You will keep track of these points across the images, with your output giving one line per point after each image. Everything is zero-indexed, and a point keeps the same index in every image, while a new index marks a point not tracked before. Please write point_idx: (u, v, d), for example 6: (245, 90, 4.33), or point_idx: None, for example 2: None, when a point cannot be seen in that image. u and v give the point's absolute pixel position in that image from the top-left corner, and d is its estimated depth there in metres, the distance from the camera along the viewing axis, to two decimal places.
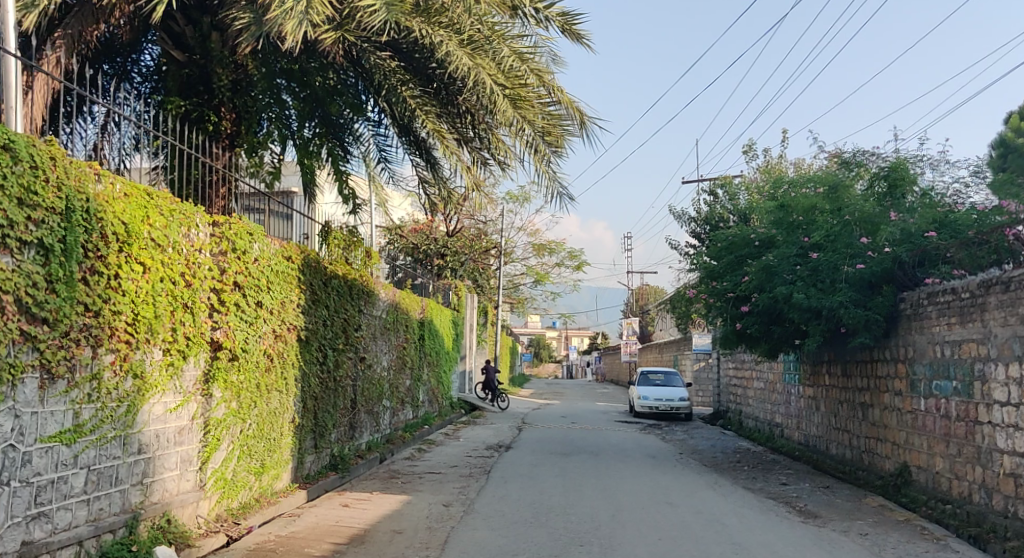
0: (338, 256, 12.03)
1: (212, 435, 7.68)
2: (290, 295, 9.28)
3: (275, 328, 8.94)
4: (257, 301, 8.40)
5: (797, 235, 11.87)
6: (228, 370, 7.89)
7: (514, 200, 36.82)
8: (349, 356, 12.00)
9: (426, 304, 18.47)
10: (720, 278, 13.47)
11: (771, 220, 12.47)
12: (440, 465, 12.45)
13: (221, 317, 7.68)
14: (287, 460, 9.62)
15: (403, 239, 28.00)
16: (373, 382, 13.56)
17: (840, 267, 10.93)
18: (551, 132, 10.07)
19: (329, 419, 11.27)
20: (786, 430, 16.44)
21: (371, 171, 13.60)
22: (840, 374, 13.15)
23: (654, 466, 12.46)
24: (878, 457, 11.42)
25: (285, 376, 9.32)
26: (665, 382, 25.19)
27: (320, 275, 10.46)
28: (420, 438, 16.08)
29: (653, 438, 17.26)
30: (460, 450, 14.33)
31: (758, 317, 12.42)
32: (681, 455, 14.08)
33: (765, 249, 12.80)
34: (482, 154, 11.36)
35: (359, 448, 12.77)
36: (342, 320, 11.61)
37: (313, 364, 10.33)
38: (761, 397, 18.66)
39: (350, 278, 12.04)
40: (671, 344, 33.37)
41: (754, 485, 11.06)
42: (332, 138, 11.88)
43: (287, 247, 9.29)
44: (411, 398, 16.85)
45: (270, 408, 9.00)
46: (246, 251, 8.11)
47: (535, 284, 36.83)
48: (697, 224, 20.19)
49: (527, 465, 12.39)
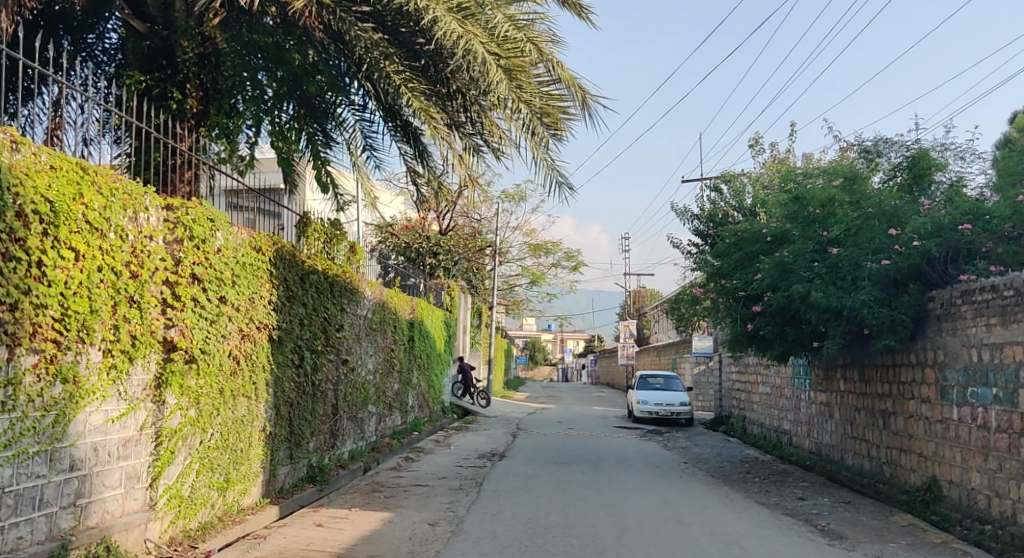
0: (319, 250, 11.13)
1: (165, 447, 6.76)
2: (260, 291, 8.37)
3: (242, 326, 8.03)
4: (220, 296, 7.49)
5: (814, 230, 11.02)
6: (184, 374, 6.99)
7: (510, 199, 35.91)
8: (329, 359, 11.11)
9: (416, 304, 17.58)
10: (729, 276, 12.62)
11: (785, 214, 11.62)
12: (428, 476, 11.56)
13: (175, 313, 6.78)
14: (257, 472, 8.72)
15: (394, 238, 27.01)
16: (357, 386, 12.67)
17: (862, 264, 10.08)
18: (550, 114, 9.31)
19: (307, 427, 10.38)
20: (795, 438, 15.58)
21: (355, 161, 12.68)
22: (857, 380, 12.29)
23: (659, 478, 11.59)
24: (901, 469, 10.58)
25: (254, 380, 8.42)
26: (665, 387, 24.31)
27: (296, 270, 9.57)
28: (409, 445, 15.20)
29: (654, 445, 16.40)
30: (451, 459, 13.44)
31: (771, 318, 11.54)
32: (686, 465, 13.22)
33: (778, 245, 11.95)
34: (475, 140, 10.61)
35: (341, 458, 11.88)
36: (322, 320, 10.71)
37: (287, 367, 9.43)
38: (767, 402, 17.81)
39: (330, 274, 11.12)
40: (670, 347, 32.52)
41: (769, 500, 10.21)
42: (309, 123, 10.98)
43: (256, 237, 8.38)
44: (399, 402, 15.96)
45: (236, 416, 8.09)
46: (207, 239, 7.21)
47: (530, 285, 35.92)
48: (700, 222, 19.33)
49: (523, 476, 11.50)
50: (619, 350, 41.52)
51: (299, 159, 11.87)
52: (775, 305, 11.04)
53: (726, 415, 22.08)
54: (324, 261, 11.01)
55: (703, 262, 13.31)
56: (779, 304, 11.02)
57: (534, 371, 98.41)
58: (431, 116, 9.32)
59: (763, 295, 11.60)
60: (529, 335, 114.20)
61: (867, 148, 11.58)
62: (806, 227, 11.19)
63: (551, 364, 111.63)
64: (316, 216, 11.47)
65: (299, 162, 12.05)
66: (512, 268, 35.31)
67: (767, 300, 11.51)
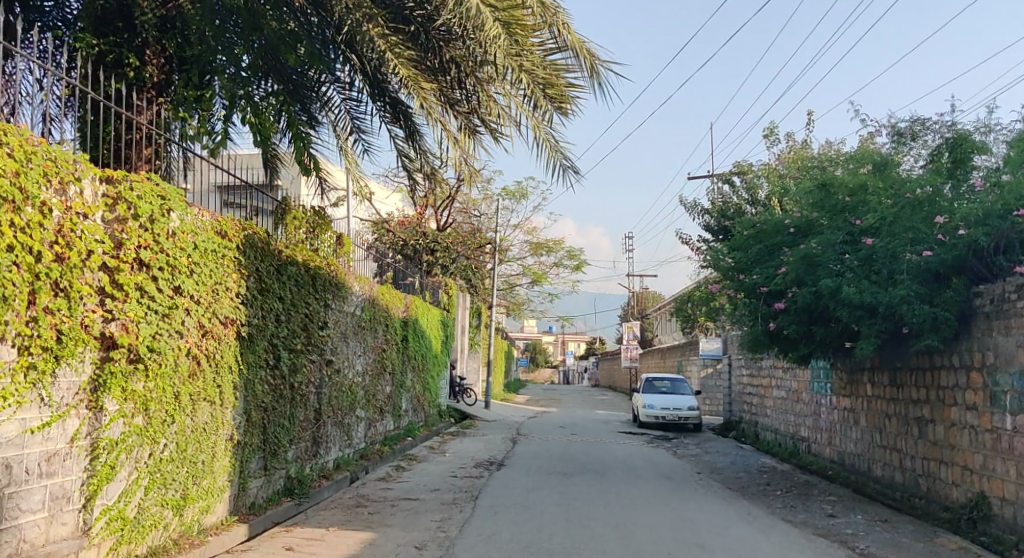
0: (301, 239, 10.11)
1: (102, 462, 5.77)
2: (224, 281, 7.38)
3: (202, 321, 7.03)
4: (174, 285, 6.50)
5: (844, 219, 10.03)
6: (128, 376, 6.00)
7: (510, 196, 34.92)
8: (311, 359, 10.13)
9: (411, 301, 16.55)
10: (747, 271, 11.62)
11: (809, 203, 10.64)
12: (420, 488, 10.57)
13: (116, 304, 5.78)
14: (224, 487, 7.74)
15: (390, 234, 25.93)
16: (344, 389, 11.67)
17: (900, 255, 9.09)
18: (553, 84, 8.38)
19: (285, 435, 9.39)
20: (814, 446, 14.57)
21: (341, 145, 11.64)
22: (888, 385, 11.29)
23: (672, 491, 10.59)
24: (941, 483, 9.60)
25: (219, 382, 7.44)
26: (672, 390, 23.31)
27: (270, 260, 8.57)
28: (401, 452, 14.21)
29: (664, 452, 15.39)
30: (445, 468, 12.43)
31: (796, 316, 10.52)
32: (700, 476, 12.23)
33: (802, 236, 10.94)
34: (472, 121, 9.74)
35: (325, 468, 10.91)
36: (301, 318, 9.72)
37: (259, 368, 8.43)
38: (781, 407, 16.84)
39: (313, 266, 10.14)
40: (675, 349, 31.47)
41: (796, 518, 9.23)
42: (290, 99, 9.96)
43: (219, 219, 7.38)
44: (392, 406, 14.96)
45: (196, 424, 7.10)
46: (159, 221, 6.22)
47: (532, 285, 34.90)
48: (710, 216, 18.34)
49: (523, 489, 10.51)
50: (621, 351, 40.47)
51: (278, 137, 10.91)
52: (800, 302, 10.04)
53: (736, 420, 21.07)
54: (307, 251, 10.00)
55: (719, 256, 12.31)
56: (805, 301, 10.01)
57: (535, 373, 97.32)
58: (420, 85, 8.39)
59: (786, 291, 10.60)
60: (530, 336, 113.14)
61: (899, 131, 10.55)
62: (834, 216, 10.19)
63: (553, 365, 110.56)
64: (297, 202, 10.45)
65: (279, 142, 11.06)
66: (512, 267, 34.27)
67: (791, 297, 10.50)
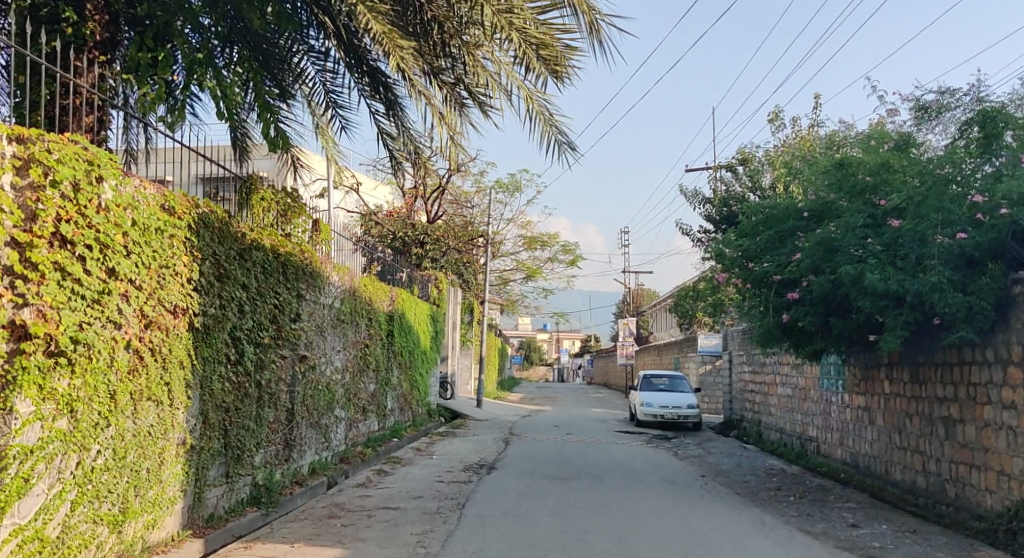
0: (270, 223, 9.22)
1: (14, 475, 4.88)
2: (171, 264, 6.50)
3: (143, 309, 6.14)
4: (108, 267, 5.61)
5: (865, 200, 9.16)
6: (46, 373, 5.10)
7: (504, 189, 34.06)
8: (280, 355, 9.26)
9: (397, 294, 15.63)
10: (756, 260, 10.75)
11: (825, 185, 9.78)
12: (401, 495, 9.70)
13: (29, 287, 4.89)
14: (175, 498, 6.85)
15: (379, 227, 25.00)
16: (320, 387, 10.77)
17: (929, 238, 8.23)
18: (546, 44, 7.54)
19: (251, 438, 8.50)
20: (825, 447, 13.73)
21: (316, 122, 10.69)
22: (909, 382, 10.44)
23: (676, 498, 9.72)
24: (973, 489, 8.76)
25: (167, 379, 6.55)
26: (670, 387, 22.50)
27: (230, 243, 7.69)
28: (385, 455, 13.32)
29: (664, 453, 14.53)
30: (430, 472, 11.55)
31: (812, 308, 9.63)
32: (705, 480, 11.38)
33: (817, 221, 10.08)
34: (458, 92, 8.96)
35: (299, 473, 10.03)
36: (269, 309, 8.85)
37: (218, 364, 7.55)
38: (787, 405, 16.02)
39: (283, 253, 9.26)
40: (673, 346, 30.61)
41: (815, 528, 8.39)
42: (256, 66, 9.00)
43: (164, 194, 6.50)
44: (376, 405, 14.07)
45: (139, 427, 6.22)
46: (86, 190, 5.33)
47: (526, 280, 34.01)
48: (712, 206, 17.52)
49: (514, 496, 9.64)
50: (617, 349, 39.61)
51: (245, 111, 10.00)
52: (817, 292, 9.18)
53: (738, 419, 20.23)
54: (277, 236, 9.11)
55: (725, 244, 11.46)
56: (822, 291, 9.15)
57: (529, 371, 96.34)
58: (397, 43, 7.56)
59: (800, 280, 9.73)
60: (525, 334, 112.07)
61: (924, 104, 9.62)
62: (853, 197, 9.33)
63: (548, 363, 109.67)
64: (267, 182, 9.57)
65: (247, 115, 10.12)
66: (506, 262, 33.37)
67: (805, 287, 9.64)
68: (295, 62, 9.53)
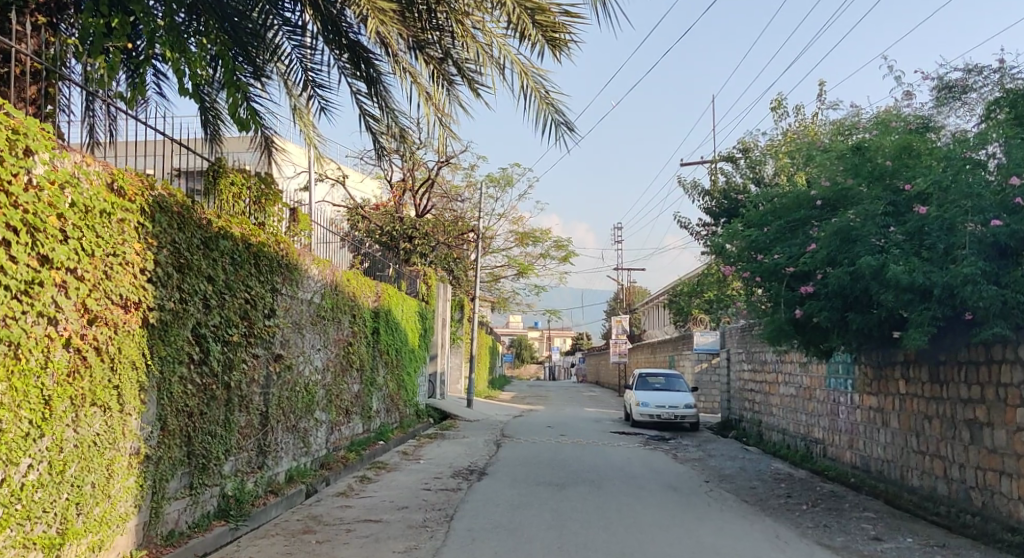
0: (242, 210, 8.48)
1: None
2: (120, 252, 5.76)
3: (86, 303, 5.41)
4: (40, 253, 4.87)
5: (887, 185, 8.51)
6: None
7: (495, 183, 33.34)
8: (251, 354, 8.52)
9: (383, 289, 14.88)
10: (766, 251, 10.07)
11: (842, 170, 9.10)
12: (385, 505, 8.97)
13: None
14: (127, 514, 6.11)
15: (366, 221, 24.22)
16: (298, 388, 10.04)
17: (960, 227, 7.56)
18: (542, 7, 6.85)
19: (218, 446, 7.76)
20: (832, 449, 13.07)
21: (292, 103, 9.92)
22: (927, 381, 9.77)
23: (682, 508, 9.03)
24: (1003, 499, 8.10)
25: (115, 382, 5.81)
26: (666, 386, 21.83)
27: (192, 230, 6.95)
28: (370, 459, 12.60)
29: (663, 456, 13.87)
30: (416, 478, 10.84)
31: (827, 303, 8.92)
32: (709, 486, 10.69)
33: (832, 209, 9.41)
34: (447, 67, 8.35)
35: (274, 481, 9.30)
36: (239, 304, 8.12)
37: (178, 364, 6.81)
38: (790, 405, 15.37)
39: (256, 244, 8.53)
40: (667, 343, 29.97)
41: (834, 542, 7.71)
42: (222, 38, 8.19)
43: (111, 172, 5.76)
44: (360, 407, 13.34)
45: (82, 437, 5.47)
46: (10, 162, 4.59)
47: (517, 277, 33.28)
48: (712, 197, 16.87)
49: (507, 506, 8.93)
50: (610, 347, 38.96)
51: (212, 88, 9.25)
52: (834, 286, 8.50)
53: (736, 418, 19.60)
54: (248, 225, 8.35)
55: (731, 235, 10.78)
56: (839, 285, 8.47)
57: (520, 369, 95.45)
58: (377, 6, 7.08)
59: (815, 273, 9.06)
60: (516, 332, 111.34)
61: (949, 82, 8.97)
62: (873, 182, 8.67)
63: (539, 361, 108.99)
64: (239, 166, 8.82)
65: (215, 91, 9.32)
66: (497, 258, 32.64)
67: (820, 279, 8.97)
68: (270, 37, 8.81)
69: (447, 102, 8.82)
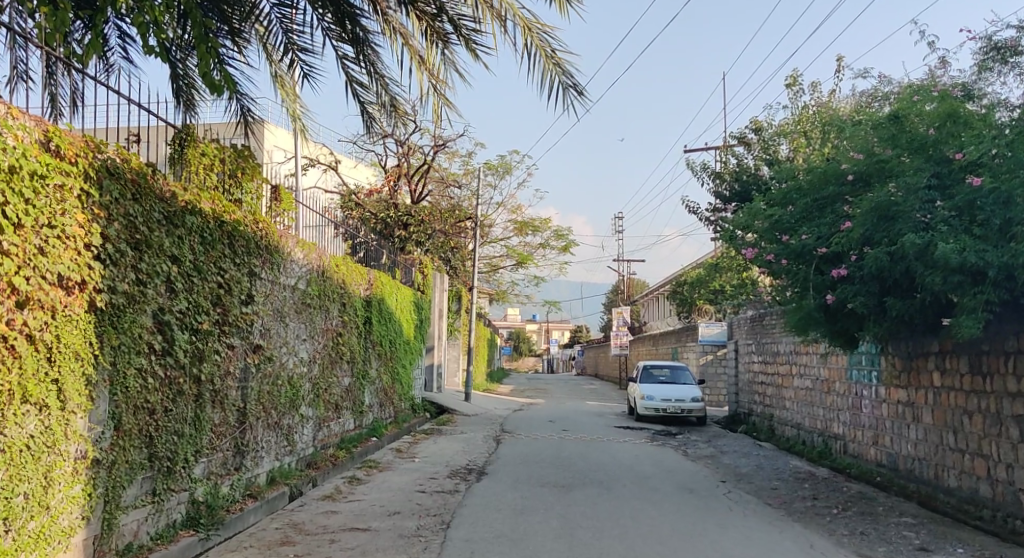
0: (215, 184, 7.62)
1: None
2: (58, 224, 4.96)
3: (13, 282, 4.61)
4: None
5: (931, 154, 7.64)
6: None
7: (494, 171, 32.48)
8: (225, 345, 7.67)
9: (375, 277, 14.03)
10: (791, 232, 9.23)
11: (878, 141, 8.26)
12: (375, 511, 8.16)
13: None
14: (71, 528, 5.30)
15: (360, 209, 23.38)
16: (281, 382, 9.20)
17: (1017, 199, 6.72)
18: None
19: (187, 447, 6.92)
20: (854, 446, 12.27)
21: (272, 70, 9.02)
22: (966, 373, 8.95)
23: (702, 514, 8.20)
24: None
25: (53, 376, 5.01)
26: (672, 379, 21.03)
27: (151, 202, 6.12)
28: (361, 457, 11.77)
29: (674, 453, 13.05)
30: (410, 479, 10.02)
31: (862, 287, 8.09)
32: (728, 486, 9.88)
33: (865, 185, 8.58)
34: (443, 24, 7.58)
35: (254, 484, 8.47)
36: (211, 289, 7.28)
37: (136, 355, 5.98)
38: (805, 398, 14.57)
39: (230, 223, 7.67)
40: (670, 335, 29.10)
41: (876, 553, 6.90)
42: None
43: (45, 130, 4.96)
44: (351, 401, 12.51)
45: (10, 440, 4.68)
46: None
47: (516, 267, 32.43)
48: (723, 180, 16.04)
49: (508, 511, 8.10)
50: (610, 340, 38.05)
51: (184, 52, 8.36)
52: (871, 267, 7.67)
53: (745, 413, 18.76)
54: (220, 200, 7.49)
55: (751, 216, 9.95)
56: (877, 266, 7.65)
57: (518, 362, 94.60)
58: None
59: (848, 254, 8.23)
60: (513, 325, 110.47)
61: (997, 43, 8.14)
62: (914, 152, 7.79)
63: (538, 355, 108.09)
64: (211, 137, 7.95)
65: (186, 55, 8.44)
66: (495, 248, 31.77)
67: (854, 261, 8.15)
68: None
69: (443, 68, 8.16)
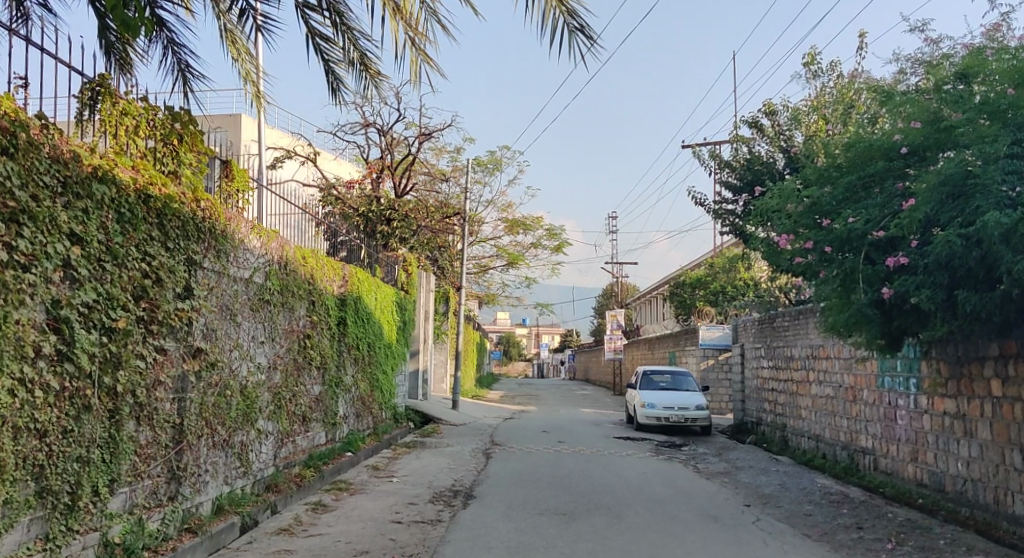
0: (140, 151, 6.23)
1: None
2: None
3: None
4: None
5: (1012, 117, 6.32)
6: None
7: (483, 167, 31.12)
8: (153, 349, 6.23)
9: (351, 273, 12.63)
10: (832, 215, 7.90)
11: (942, 105, 6.91)
12: (338, 550, 6.75)
13: None
14: None
15: (341, 203, 21.93)
16: (232, 393, 7.78)
17: None
18: None
19: (95, 476, 5.48)
20: (887, 461, 10.94)
21: (221, 22, 7.58)
22: None
23: (736, 551, 6.83)
24: None
25: None
26: (673, 385, 19.67)
27: (34, 160, 4.76)
28: (331, 476, 10.36)
29: (685, 470, 11.67)
30: (384, 505, 8.62)
31: (925, 279, 6.77)
32: (755, 512, 8.53)
33: (922, 159, 7.24)
34: None
35: (196, 515, 7.05)
36: (133, 278, 5.86)
37: (10, 358, 4.60)
38: (825, 407, 13.24)
39: (162, 200, 6.25)
40: (667, 338, 27.77)
41: None
42: None
43: None
44: (323, 411, 11.09)
45: None
46: None
47: (506, 267, 31.07)
48: (734, 169, 14.69)
49: (502, 550, 6.70)
50: (604, 343, 36.60)
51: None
52: (941, 253, 6.34)
53: (753, 422, 17.42)
54: (147, 170, 6.08)
55: (782, 199, 8.60)
56: (948, 253, 6.32)
57: (508, 366, 93.06)
58: None
59: (908, 239, 6.91)
60: (502, 329, 108.91)
61: None
62: (994, 113, 6.44)
63: (527, 360, 106.60)
64: (139, 95, 6.55)
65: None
66: (485, 248, 30.37)
67: (915, 247, 6.84)
68: None
69: (423, 17, 6.76)
